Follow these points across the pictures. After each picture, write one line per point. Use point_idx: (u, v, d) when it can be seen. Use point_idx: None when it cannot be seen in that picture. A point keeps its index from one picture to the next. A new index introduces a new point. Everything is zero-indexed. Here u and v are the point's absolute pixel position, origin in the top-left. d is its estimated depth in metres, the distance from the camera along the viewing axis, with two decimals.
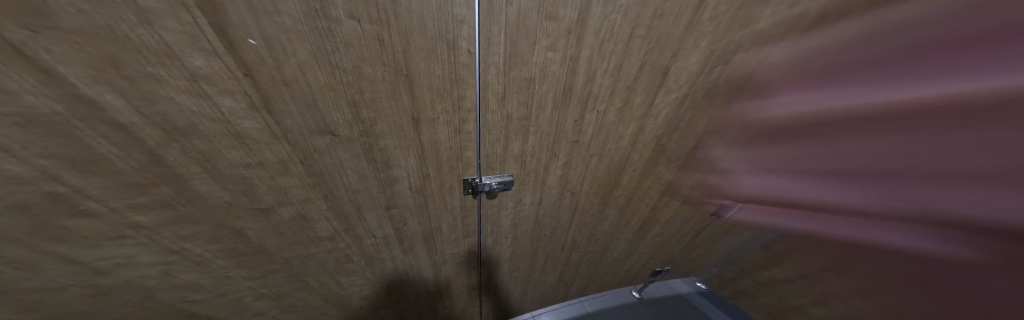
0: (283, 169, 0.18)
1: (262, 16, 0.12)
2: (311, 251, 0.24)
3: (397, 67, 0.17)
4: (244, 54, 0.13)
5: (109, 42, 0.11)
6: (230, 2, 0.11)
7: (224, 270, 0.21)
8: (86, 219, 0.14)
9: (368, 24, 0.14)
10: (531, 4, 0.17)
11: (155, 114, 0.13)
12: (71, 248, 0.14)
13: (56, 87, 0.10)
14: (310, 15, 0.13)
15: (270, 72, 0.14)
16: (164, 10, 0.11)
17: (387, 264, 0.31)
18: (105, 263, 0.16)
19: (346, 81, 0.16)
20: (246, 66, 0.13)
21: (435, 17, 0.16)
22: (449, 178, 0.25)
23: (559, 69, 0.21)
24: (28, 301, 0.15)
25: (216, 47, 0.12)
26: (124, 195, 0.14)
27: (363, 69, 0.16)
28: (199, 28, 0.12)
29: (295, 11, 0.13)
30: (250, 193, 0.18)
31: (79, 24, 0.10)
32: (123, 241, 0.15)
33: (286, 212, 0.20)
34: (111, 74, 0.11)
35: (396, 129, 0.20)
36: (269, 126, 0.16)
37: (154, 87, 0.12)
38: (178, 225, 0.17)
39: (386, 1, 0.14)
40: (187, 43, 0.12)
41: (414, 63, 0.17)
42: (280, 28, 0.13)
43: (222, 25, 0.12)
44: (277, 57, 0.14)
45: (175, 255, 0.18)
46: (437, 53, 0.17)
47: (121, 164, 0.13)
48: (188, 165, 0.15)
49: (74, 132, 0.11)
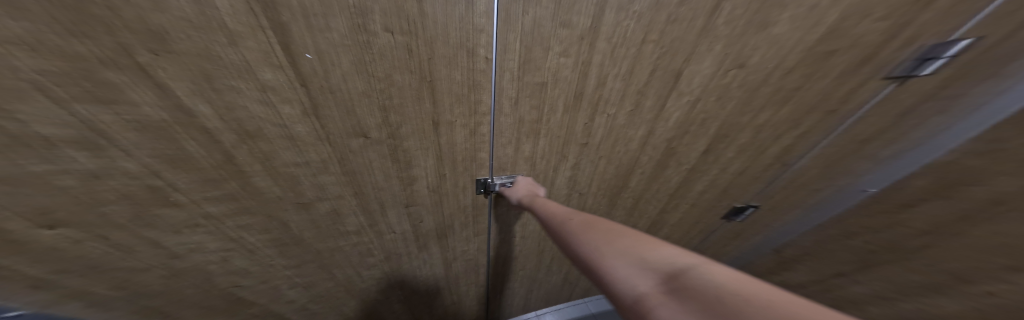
0: (324, 168, 0.20)
1: (316, 33, 0.13)
2: (341, 244, 0.26)
3: (423, 75, 0.18)
4: (303, 67, 0.14)
5: (205, 60, 0.12)
6: (292, 21, 0.13)
7: (268, 258, 0.23)
8: (173, 209, 0.16)
9: (400, 36, 0.16)
10: (546, 14, 0.18)
11: (232, 120, 0.15)
12: (157, 232, 0.17)
13: (167, 99, 0.13)
14: (354, 30, 0.14)
15: (321, 83, 0.15)
16: (247, 32, 0.12)
17: (403, 259, 0.32)
18: (180, 248, 0.18)
19: (379, 88, 0.17)
20: (304, 77, 0.15)
21: (458, 27, 0.17)
22: (463, 178, 0.26)
23: (571, 74, 0.22)
24: (121, 279, 0.18)
25: (282, 62, 0.14)
26: (204, 189, 0.16)
27: (393, 76, 0.17)
28: (271, 46, 0.13)
29: (342, 28, 0.14)
30: (296, 189, 0.20)
31: (187, 47, 0.12)
32: (196, 229, 0.18)
33: (323, 207, 0.22)
34: (204, 87, 0.13)
35: (418, 132, 0.21)
36: (317, 130, 0.17)
37: (234, 97, 0.14)
38: (238, 216, 0.19)
39: (417, 15, 0.15)
40: (261, 59, 0.13)
41: (437, 70, 0.18)
42: (330, 42, 0.14)
43: (288, 42, 0.13)
44: (328, 68, 0.15)
45: (234, 242, 0.20)
46: (459, 60, 0.18)
47: (204, 162, 0.15)
48: (252, 164, 0.17)
49: (174, 135, 0.14)
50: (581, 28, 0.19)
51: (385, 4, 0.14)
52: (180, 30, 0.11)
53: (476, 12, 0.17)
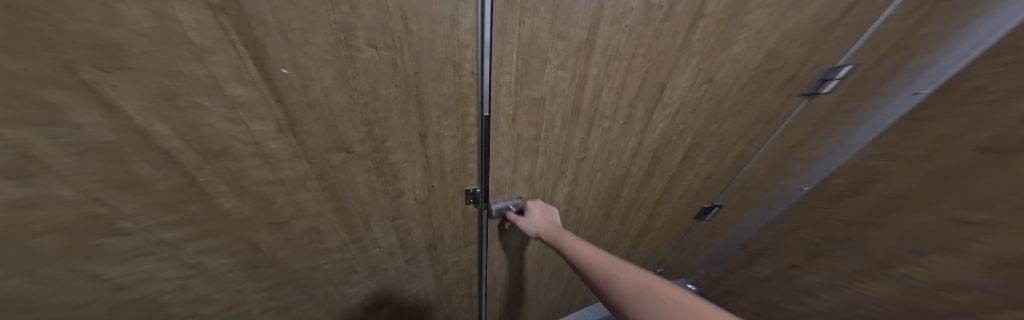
0: (301, 185, 0.19)
1: (296, 47, 0.13)
2: (319, 262, 0.24)
3: (409, 88, 0.18)
4: (278, 81, 0.14)
5: (168, 78, 0.11)
6: (269, 37, 0.12)
7: (235, 283, 0.21)
8: (119, 237, 0.14)
9: (385, 51, 0.16)
10: (544, 24, 0.18)
11: (196, 139, 0.13)
12: (100, 264, 0.15)
13: (117, 119, 0.11)
14: (336, 46, 0.14)
15: (299, 98, 0.15)
16: (215, 47, 0.12)
17: (390, 273, 0.31)
18: (127, 279, 0.16)
19: (362, 102, 0.17)
20: (279, 92, 0.14)
21: (445, 43, 0.17)
22: (452, 188, 0.26)
23: (568, 88, 0.22)
24: (53, 315, 0.16)
25: (255, 77, 0.13)
26: (155, 215, 0.15)
27: (378, 89, 0.17)
28: (243, 62, 0.13)
29: (324, 43, 0.14)
30: (269, 209, 0.18)
31: (144, 63, 0.11)
32: (146, 258, 0.16)
33: (299, 226, 0.21)
34: (163, 105, 0.12)
35: (405, 144, 0.20)
36: (293, 146, 0.17)
37: (198, 115, 0.13)
38: (200, 241, 0.17)
39: (401, 31, 0.15)
40: (231, 75, 0.13)
41: (424, 84, 0.18)
42: (309, 57, 0.14)
43: (262, 58, 0.13)
44: (306, 83, 0.15)
45: (193, 269, 0.18)
46: (446, 75, 0.18)
47: (158, 185, 0.14)
48: (217, 184, 0.16)
49: (124, 158, 0.12)
50: (578, 40, 0.19)
51: (371, 21, 0.14)
52: (139, 45, 0.10)
53: (461, 29, 0.17)
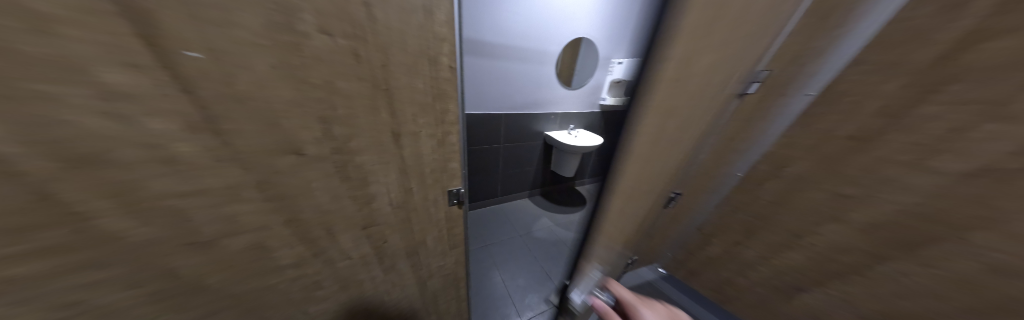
0: (222, 144, 0.23)
1: (227, 27, 0.19)
2: (273, 219, 0.30)
3: (379, 84, 0.28)
4: (177, 54, 0.18)
5: (121, 46, 0.16)
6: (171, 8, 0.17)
7: (192, 232, 0.26)
8: (59, 179, 0.18)
9: (343, 39, 0.24)
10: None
11: (165, 91, 0.18)
12: (57, 204, 0.19)
13: (77, 73, 0.16)
14: (281, 27, 0.20)
15: (214, 73, 0.20)
16: (142, 20, 0.16)
17: (365, 231, 0.40)
18: (76, 216, 0.20)
19: (324, 81, 0.25)
20: (181, 48, 0.18)
21: (412, 41, 0.28)
22: (425, 165, 0.39)
23: (713, 68, 0.21)
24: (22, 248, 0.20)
25: (152, 49, 0.17)
26: (115, 159, 0.19)
27: (337, 77, 0.25)
28: (155, 25, 0.17)
29: (261, 19, 0.19)
30: (245, 165, 0.25)
31: (103, 31, 0.15)
32: (84, 203, 0.20)
33: (280, 181, 0.28)
34: (136, 69, 0.17)
35: (376, 122, 0.30)
36: (199, 107, 0.20)
37: (149, 73, 0.18)
38: (161, 179, 0.22)
39: (361, 30, 0.24)
40: (180, 41, 0.18)
41: (391, 79, 0.29)
42: (232, 35, 0.19)
43: (167, 34, 0.17)
44: (217, 54, 0.19)
45: (132, 213, 0.22)
46: (416, 70, 0.30)
47: (98, 127, 0.18)
48: (181, 136, 0.21)
49: (64, 99, 0.16)
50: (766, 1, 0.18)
51: (327, 17, 0.22)
52: (79, 14, 0.14)
53: (422, 33, 0.28)
